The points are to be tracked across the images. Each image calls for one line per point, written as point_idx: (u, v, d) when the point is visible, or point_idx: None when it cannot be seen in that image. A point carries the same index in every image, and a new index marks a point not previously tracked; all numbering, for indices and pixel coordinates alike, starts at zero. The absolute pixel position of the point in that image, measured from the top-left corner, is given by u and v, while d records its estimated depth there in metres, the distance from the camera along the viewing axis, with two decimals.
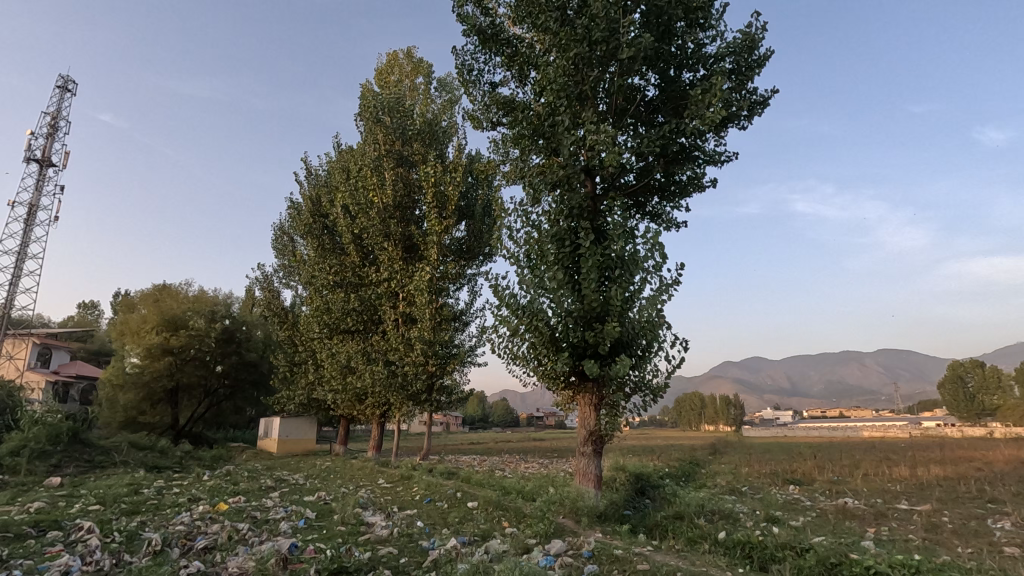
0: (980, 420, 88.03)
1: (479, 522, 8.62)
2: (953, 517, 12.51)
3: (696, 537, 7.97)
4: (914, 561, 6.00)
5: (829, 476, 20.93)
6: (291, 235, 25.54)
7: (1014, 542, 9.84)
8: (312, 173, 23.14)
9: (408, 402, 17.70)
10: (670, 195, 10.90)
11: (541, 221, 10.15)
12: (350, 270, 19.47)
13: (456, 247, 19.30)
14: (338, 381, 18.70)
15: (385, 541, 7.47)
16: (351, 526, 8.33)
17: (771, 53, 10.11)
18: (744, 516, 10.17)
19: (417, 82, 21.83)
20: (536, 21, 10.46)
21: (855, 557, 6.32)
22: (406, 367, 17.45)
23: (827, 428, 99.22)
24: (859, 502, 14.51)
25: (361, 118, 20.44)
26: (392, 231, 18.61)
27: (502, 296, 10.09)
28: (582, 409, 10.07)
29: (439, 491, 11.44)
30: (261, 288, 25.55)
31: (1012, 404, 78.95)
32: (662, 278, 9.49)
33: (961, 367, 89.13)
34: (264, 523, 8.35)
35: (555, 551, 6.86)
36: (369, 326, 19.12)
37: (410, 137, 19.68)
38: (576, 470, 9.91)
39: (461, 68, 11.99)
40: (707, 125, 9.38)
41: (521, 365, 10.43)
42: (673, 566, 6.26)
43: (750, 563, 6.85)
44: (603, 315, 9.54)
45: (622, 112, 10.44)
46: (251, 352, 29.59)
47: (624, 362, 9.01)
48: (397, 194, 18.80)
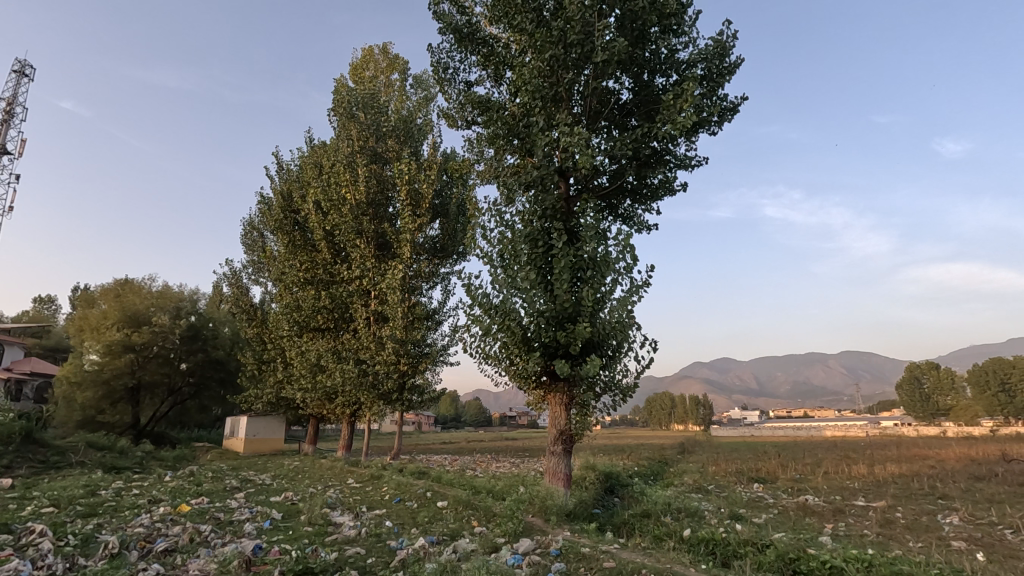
0: (935, 420, 91.67)
1: (448, 522, 8.59)
2: (906, 512, 13.05)
3: (662, 535, 8.12)
4: (868, 555, 6.20)
5: (792, 474, 21.55)
6: (261, 230, 25.06)
7: (963, 536, 10.29)
8: (283, 167, 22.73)
9: (379, 401, 17.53)
10: (642, 198, 11.06)
11: (514, 221, 10.17)
12: (320, 267, 19.14)
13: (430, 245, 19.26)
14: (307, 380, 18.40)
15: (353, 541, 7.42)
16: (318, 526, 8.25)
17: (741, 61, 10.35)
18: (709, 514, 10.35)
19: (392, 79, 21.70)
20: (512, 22, 10.48)
21: (813, 552, 6.53)
22: (377, 366, 17.29)
23: (791, 427, 102.16)
24: (819, 499, 14.99)
25: (334, 113, 20.19)
26: (365, 228, 18.39)
27: (474, 295, 10.09)
28: (552, 409, 10.15)
29: (409, 491, 11.35)
30: (229, 284, 25.00)
31: (963, 405, 82.51)
32: (632, 279, 9.59)
33: (917, 368, 92.86)
34: (228, 524, 8.19)
35: (523, 549, 6.88)
36: (340, 324, 18.85)
37: (385, 133, 19.54)
38: (546, 470, 9.98)
39: (437, 66, 11.95)
40: (679, 130, 9.52)
41: (493, 365, 10.43)
42: (637, 564, 6.36)
43: (713, 560, 7.02)
44: (575, 315, 9.61)
45: (596, 115, 10.57)
46: (218, 350, 28.91)
47: (595, 362, 9.06)
48: (370, 191, 18.61)
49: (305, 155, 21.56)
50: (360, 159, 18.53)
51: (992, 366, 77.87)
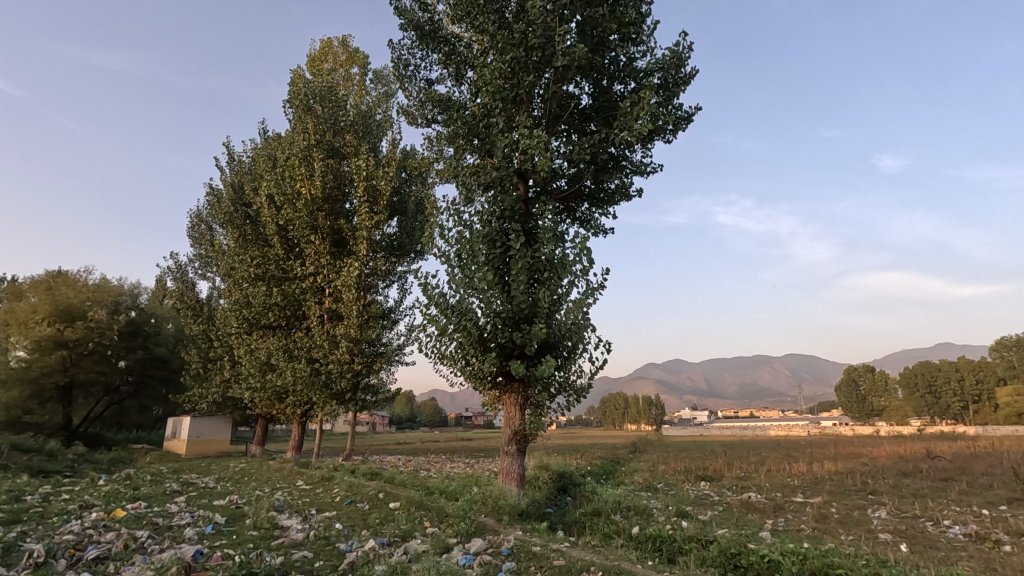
0: (869, 420, 96.98)
1: (400, 523, 8.52)
2: (841, 507, 13.79)
3: (611, 533, 8.30)
4: (803, 549, 6.49)
5: (736, 472, 22.42)
6: (209, 223, 24.12)
7: (889, 529, 10.94)
8: (234, 159, 21.97)
9: (332, 401, 17.16)
10: (599, 203, 11.26)
11: (473, 221, 10.16)
12: (272, 263, 18.56)
13: (387, 243, 19.05)
14: (256, 379, 17.83)
15: (300, 545, 7.24)
16: (264, 530, 8.00)
17: (696, 72, 10.69)
18: (658, 512, 10.62)
19: (352, 73, 21.34)
20: (474, 22, 10.49)
21: (753, 547, 6.81)
22: (330, 365, 16.92)
23: (738, 427, 105.93)
24: (761, 496, 15.64)
25: (290, 105, 19.57)
26: (320, 224, 17.93)
27: (431, 295, 10.02)
28: (507, 409, 10.20)
29: (361, 492, 11.15)
30: (173, 278, 23.96)
31: (895, 405, 87.64)
32: (588, 282, 9.74)
33: (854, 371, 98.04)
34: (167, 530, 7.83)
35: (474, 549, 6.89)
36: (292, 322, 18.37)
37: (342, 128, 19.08)
38: (500, 470, 10.03)
39: (397, 62, 11.82)
40: (635, 136, 9.75)
41: (448, 364, 10.40)
42: (587, 561, 6.47)
43: (660, 556, 7.24)
44: (532, 316, 9.69)
45: (555, 119, 10.71)
46: (160, 347, 27.61)
47: (550, 363, 9.17)
48: (327, 186, 18.17)
49: (259, 147, 20.87)
50: (317, 154, 18.05)
51: (921, 369, 83.21)
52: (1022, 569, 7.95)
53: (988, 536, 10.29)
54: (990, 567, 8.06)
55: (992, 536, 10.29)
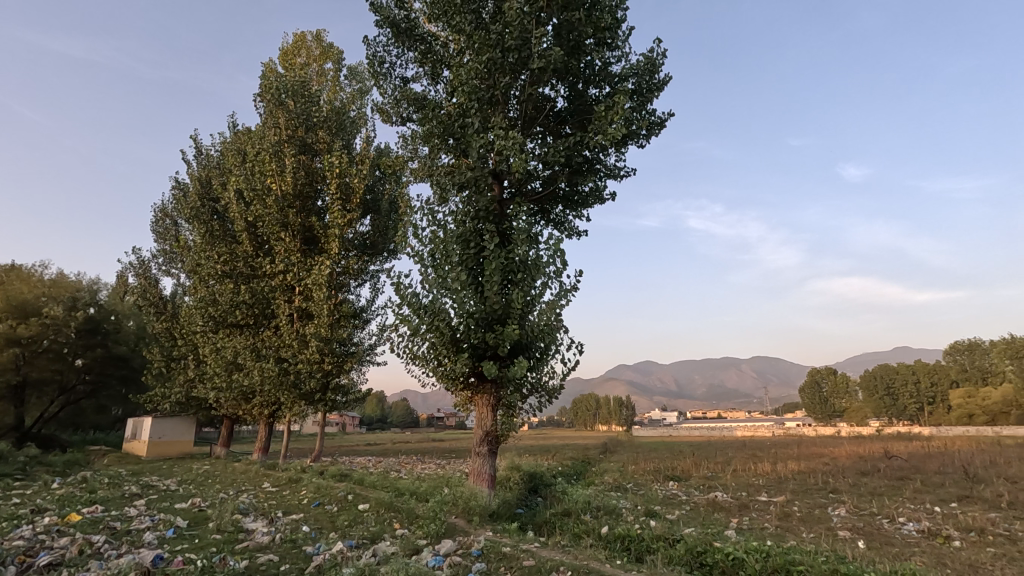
0: (831, 421, 100.06)
1: (369, 525, 8.43)
2: (802, 506, 14.20)
3: (580, 533, 8.37)
4: (766, 547, 6.66)
5: (703, 471, 22.86)
6: (174, 218, 23.43)
7: (848, 526, 11.30)
8: (202, 153, 21.41)
9: (300, 401, 16.86)
10: (573, 205, 11.35)
11: (447, 221, 10.12)
12: (241, 260, 18.16)
13: (359, 241, 18.82)
14: (222, 379, 17.45)
15: (265, 548, 7.10)
16: (228, 533, 7.81)
17: (669, 79, 10.87)
18: (627, 512, 10.73)
19: (326, 68, 21.03)
20: (451, 22, 10.46)
21: (718, 545, 6.96)
22: (299, 364, 16.60)
23: (706, 428, 108.07)
24: (727, 495, 15.99)
25: (261, 99, 19.12)
26: (290, 221, 17.57)
27: (403, 294, 9.94)
28: (479, 410, 10.20)
29: (330, 494, 10.98)
30: (135, 274, 23.20)
31: (856, 406, 90.62)
32: (562, 284, 9.80)
33: (817, 373, 101.02)
34: (125, 534, 7.57)
35: (444, 551, 6.87)
36: (260, 321, 17.97)
37: (315, 124, 18.75)
38: (471, 470, 10.00)
39: (372, 59, 11.69)
40: (609, 140, 9.86)
41: (420, 365, 10.32)
42: (556, 561, 6.51)
43: (628, 555, 7.34)
44: (504, 317, 9.70)
45: (531, 121, 10.75)
46: (120, 346, 26.70)
47: (522, 364, 9.19)
48: (298, 183, 17.82)
49: (228, 141, 20.36)
50: (289, 149, 17.69)
51: (880, 372, 86.24)
52: (970, 564, 8.32)
53: (939, 532, 10.74)
54: (941, 562, 8.42)
55: (943, 532, 10.74)
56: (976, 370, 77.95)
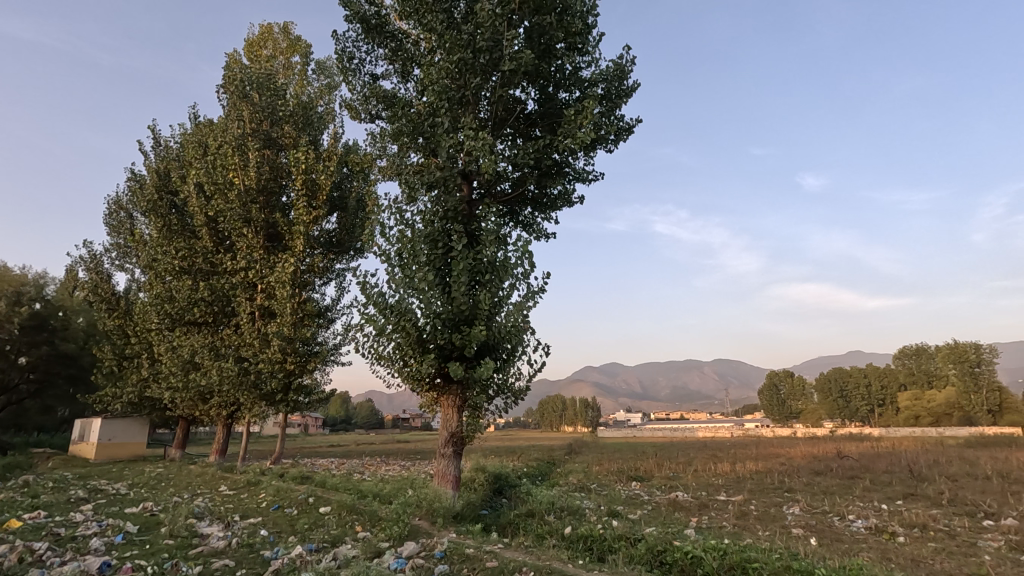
0: (788, 422, 103.40)
1: (330, 527, 8.28)
2: (759, 505, 14.65)
3: (544, 533, 8.42)
4: (723, 545, 6.84)
5: (665, 472, 23.31)
6: (130, 211, 22.54)
7: (801, 524, 11.70)
8: (160, 144, 20.65)
9: (261, 402, 16.47)
10: (542, 207, 11.43)
11: (414, 220, 10.03)
12: (200, 256, 17.59)
13: (325, 239, 18.51)
14: (178, 378, 16.90)
15: (221, 553, 6.89)
16: (181, 538, 7.55)
17: (638, 86, 11.06)
18: (590, 512, 10.84)
19: (293, 61, 20.61)
20: (422, 20, 10.41)
21: (678, 544, 7.10)
22: (260, 364, 16.16)
23: (668, 429, 110.29)
24: (688, 495, 16.35)
25: (224, 90, 18.57)
26: (254, 216, 17.13)
27: (369, 294, 9.80)
28: (444, 411, 10.17)
29: (290, 497, 10.73)
30: (86, 268, 22.20)
31: (811, 408, 93.88)
32: (529, 285, 9.83)
33: (776, 376, 104.30)
34: (69, 541, 7.23)
35: (407, 553, 6.81)
36: (219, 319, 17.48)
37: (281, 118, 18.33)
38: (436, 472, 9.95)
39: (341, 54, 11.51)
40: (578, 144, 9.97)
41: (386, 365, 10.20)
42: (519, 562, 6.54)
43: (590, 555, 7.42)
44: (472, 318, 9.68)
45: (501, 122, 10.76)
46: (68, 343, 25.53)
47: (488, 366, 9.19)
48: (262, 178, 17.38)
49: (188, 133, 19.68)
50: (253, 143, 17.25)
51: (834, 375, 89.60)
52: (913, 558, 8.73)
53: (885, 529, 11.22)
54: (886, 556, 8.81)
55: (889, 529, 11.25)
56: (923, 374, 81.80)
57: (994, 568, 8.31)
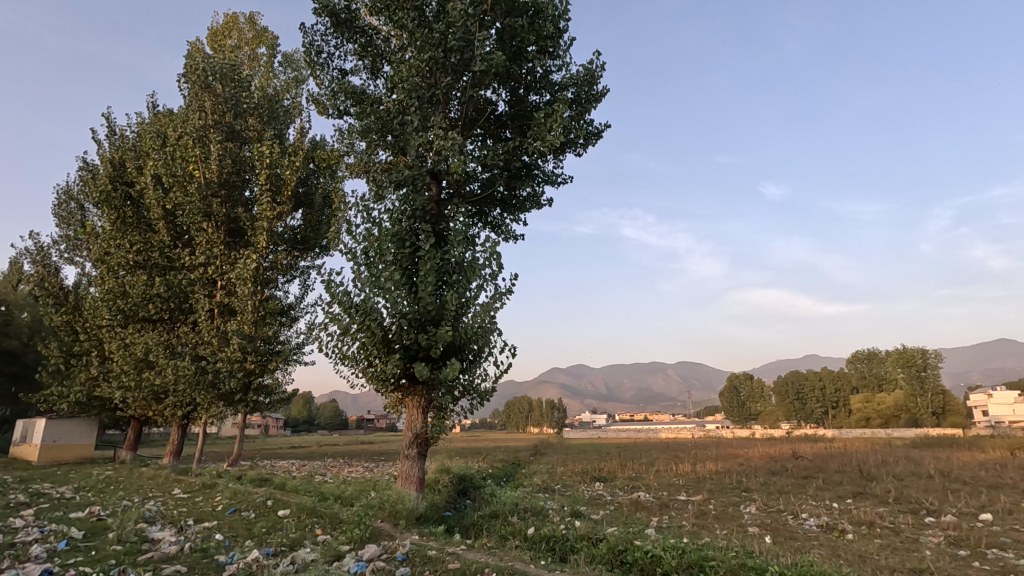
0: (747, 423, 106.34)
1: (289, 531, 8.10)
2: (718, 504, 15.04)
3: (507, 534, 8.43)
4: (683, 543, 6.99)
5: (627, 472, 23.67)
6: (80, 202, 21.55)
7: (757, 523, 12.04)
8: (115, 133, 19.82)
9: (218, 402, 15.99)
10: (510, 209, 11.45)
11: (382, 219, 9.88)
12: (156, 250, 16.97)
13: (289, 236, 18.12)
14: (130, 377, 16.25)
15: (172, 559, 6.65)
16: (130, 544, 7.26)
17: (607, 91, 11.20)
18: (553, 512, 10.92)
19: (258, 53, 20.10)
20: (393, 17, 10.28)
21: (638, 544, 7.21)
22: (218, 363, 15.68)
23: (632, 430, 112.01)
24: (649, 495, 16.62)
25: (185, 80, 17.93)
26: (214, 211, 16.61)
27: (334, 293, 9.62)
28: (409, 412, 10.09)
29: (247, 500, 10.42)
30: (32, 261, 21.13)
31: (769, 410, 96.75)
32: (497, 286, 9.82)
33: (736, 378, 107.19)
34: (7, 549, 6.85)
35: (368, 556, 6.71)
36: (175, 316, 16.88)
37: (245, 110, 17.84)
38: (399, 473, 9.84)
39: (309, 48, 11.28)
40: (548, 147, 10.03)
41: (350, 365, 10.02)
42: (481, 563, 6.52)
43: (552, 555, 7.47)
44: (438, 318, 9.63)
45: (471, 122, 10.73)
46: (10, 339, 24.22)
47: (454, 366, 9.15)
48: (224, 171, 16.87)
49: (146, 122, 18.93)
50: (215, 135, 16.68)
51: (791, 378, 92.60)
52: (860, 554, 9.10)
53: (836, 526, 11.66)
54: (836, 553, 9.15)
55: (839, 526, 11.69)
56: (874, 377, 85.40)
57: (935, 563, 8.73)
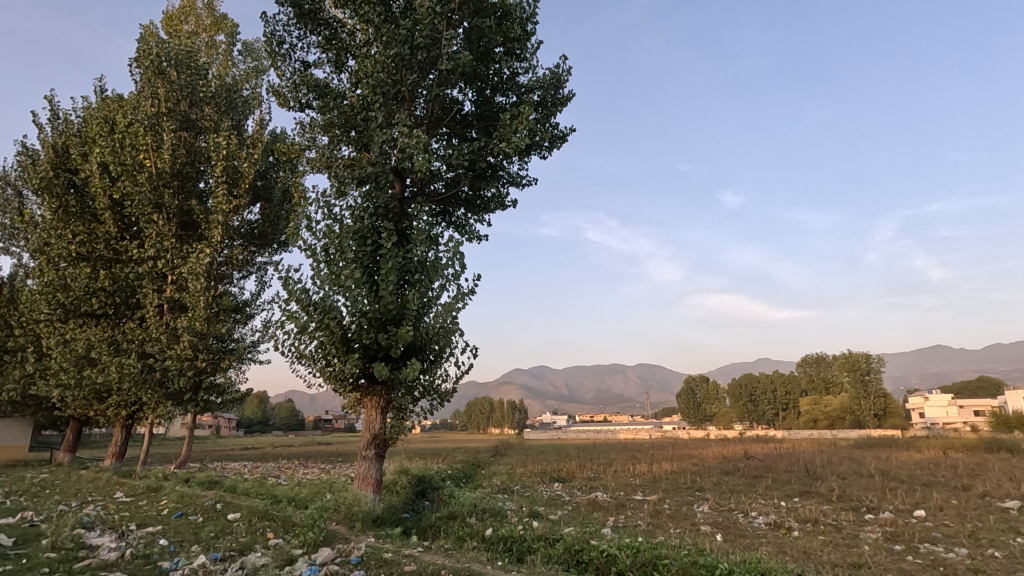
0: (702, 424, 109.29)
1: (238, 535, 7.84)
2: (673, 503, 15.40)
3: (464, 535, 8.40)
4: (638, 543, 7.12)
5: (586, 472, 23.98)
6: (19, 188, 20.32)
7: (709, 521, 12.39)
8: (59, 117, 18.76)
9: (166, 402, 15.37)
10: (474, 209, 11.42)
11: (343, 215, 9.70)
12: (101, 242, 16.15)
13: (246, 230, 17.59)
14: (69, 375, 15.40)
15: (112, 566, 6.34)
16: (65, 551, 6.88)
17: (572, 95, 11.32)
18: (511, 513, 10.96)
19: (216, 40, 19.41)
20: (359, 11, 10.10)
21: (594, 544, 7.31)
22: (167, 361, 15.05)
23: None
24: (607, 495, 16.88)
25: (138, 64, 17.11)
26: (166, 202, 15.93)
27: (292, 290, 9.38)
28: (368, 413, 9.91)
29: (195, 503, 10.04)
30: None
31: (723, 411, 99.66)
32: (459, 287, 9.77)
33: (693, 380, 110.05)
34: None
35: (321, 559, 6.56)
36: (121, 311, 16.11)
37: (201, 98, 17.18)
38: (356, 475, 9.66)
39: (270, 37, 10.97)
40: (513, 149, 10.06)
41: (307, 364, 9.79)
42: (438, 565, 6.48)
43: (509, 556, 7.48)
44: (399, 318, 9.51)
45: (437, 121, 10.66)
46: None
47: (415, 366, 9.06)
48: (177, 162, 16.22)
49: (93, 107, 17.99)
50: (168, 124, 16.00)
51: (745, 380, 95.70)
52: (805, 550, 9.48)
53: (783, 524, 12.10)
54: (782, 550, 9.49)
55: (786, 524, 12.13)
56: (821, 380, 89.15)
57: (872, 557, 9.17)
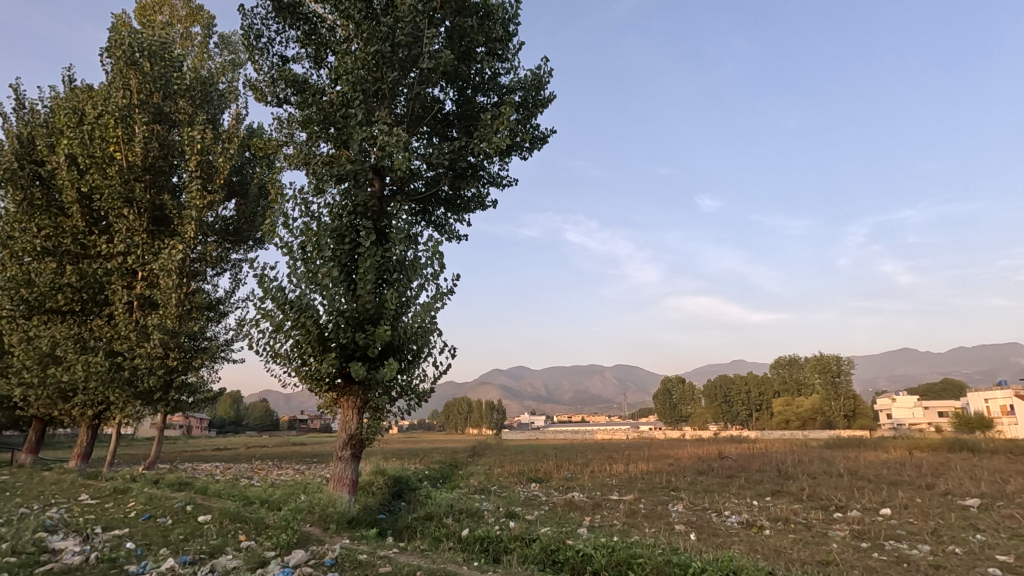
0: (678, 425, 110.70)
1: (209, 537, 7.69)
2: (648, 503, 15.56)
3: (440, 536, 8.37)
4: (613, 542, 7.17)
5: (563, 472, 24.09)
6: None
7: (684, 520, 12.57)
8: (25, 107, 18.15)
9: (135, 401, 15.00)
10: (454, 208, 11.38)
11: (321, 213, 9.57)
12: (68, 237, 15.67)
13: (221, 226, 17.26)
14: (32, 374, 14.90)
15: (75, 570, 6.16)
16: (26, 555, 6.66)
17: (553, 97, 11.37)
18: (488, 513, 10.96)
19: (192, 32, 19.02)
20: (339, 6, 9.99)
21: (570, 543, 7.34)
22: (136, 359, 14.67)
23: None
24: (583, 494, 16.99)
25: (109, 54, 16.65)
26: (137, 196, 15.53)
27: (267, 288, 9.23)
28: (343, 413, 9.79)
29: (164, 506, 9.80)
30: None
31: (699, 412, 101.07)
32: (438, 286, 9.73)
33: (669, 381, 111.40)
34: None
35: (294, 562, 6.47)
36: (89, 308, 15.66)
37: (175, 91, 16.79)
38: (332, 475, 9.55)
39: (247, 30, 10.78)
40: (493, 149, 10.05)
41: (282, 364, 9.64)
42: (413, 566, 6.44)
43: (486, 556, 7.46)
44: (377, 317, 9.44)
45: (417, 120, 10.60)
46: None
47: (392, 366, 8.99)
48: (148, 155, 15.84)
49: (61, 97, 17.42)
50: (140, 116, 15.61)
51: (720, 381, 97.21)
52: (776, 548, 9.66)
53: (755, 523, 12.34)
54: (753, 548, 9.68)
55: (757, 522, 12.37)
56: (794, 381, 91.07)
57: (840, 554, 9.41)
